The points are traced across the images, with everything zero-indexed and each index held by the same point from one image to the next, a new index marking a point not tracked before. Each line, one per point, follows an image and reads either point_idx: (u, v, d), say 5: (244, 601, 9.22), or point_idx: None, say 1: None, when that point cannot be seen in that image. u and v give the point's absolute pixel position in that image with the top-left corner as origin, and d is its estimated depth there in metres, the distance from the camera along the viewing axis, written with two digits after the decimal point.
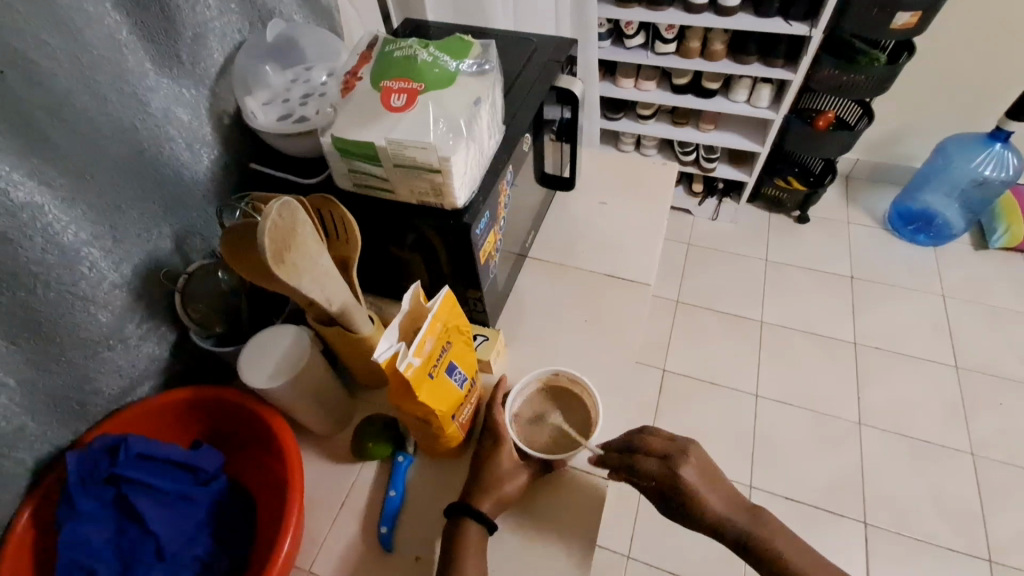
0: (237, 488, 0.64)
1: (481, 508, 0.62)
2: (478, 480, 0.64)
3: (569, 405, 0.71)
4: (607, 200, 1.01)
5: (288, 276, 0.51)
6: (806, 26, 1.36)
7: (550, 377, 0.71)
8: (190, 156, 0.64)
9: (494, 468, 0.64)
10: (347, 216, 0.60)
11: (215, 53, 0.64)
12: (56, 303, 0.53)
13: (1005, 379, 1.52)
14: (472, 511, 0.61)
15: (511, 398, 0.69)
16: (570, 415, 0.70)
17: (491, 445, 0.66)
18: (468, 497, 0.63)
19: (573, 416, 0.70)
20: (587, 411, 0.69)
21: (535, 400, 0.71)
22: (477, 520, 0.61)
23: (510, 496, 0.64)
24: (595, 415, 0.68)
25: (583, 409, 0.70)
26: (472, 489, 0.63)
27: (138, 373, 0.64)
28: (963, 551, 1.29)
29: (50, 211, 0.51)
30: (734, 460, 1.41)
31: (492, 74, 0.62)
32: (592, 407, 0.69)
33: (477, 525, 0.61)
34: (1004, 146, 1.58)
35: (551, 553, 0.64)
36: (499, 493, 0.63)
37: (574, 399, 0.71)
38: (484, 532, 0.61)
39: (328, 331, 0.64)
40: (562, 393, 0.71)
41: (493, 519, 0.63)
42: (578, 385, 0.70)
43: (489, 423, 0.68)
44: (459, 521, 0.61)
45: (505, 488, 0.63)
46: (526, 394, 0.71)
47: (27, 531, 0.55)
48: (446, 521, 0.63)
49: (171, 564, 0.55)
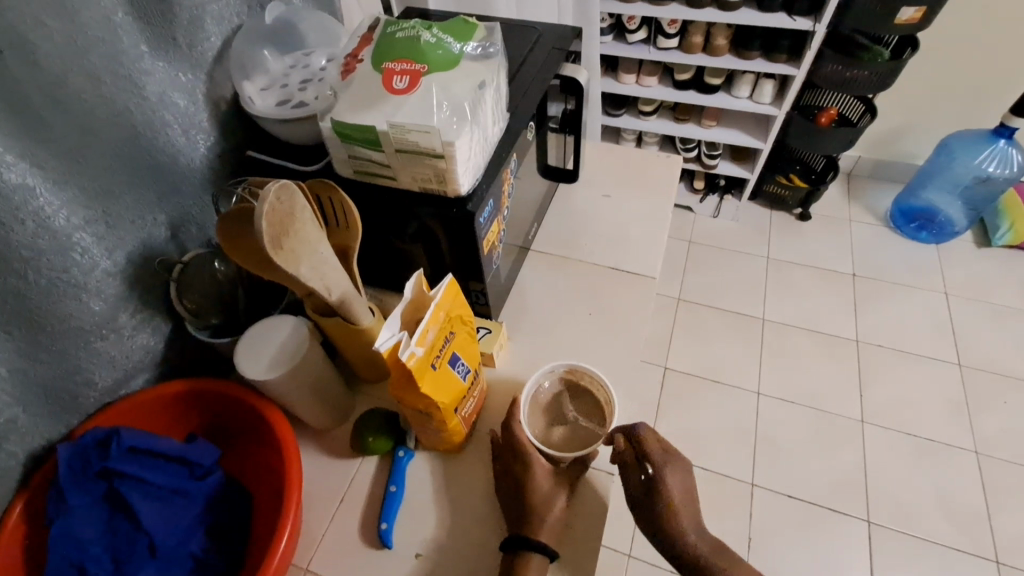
0: (232, 481, 0.62)
1: (540, 540, 0.60)
2: (522, 510, 0.61)
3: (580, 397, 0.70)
4: (611, 193, 1.00)
5: (287, 262, 0.49)
6: (810, 22, 1.34)
7: (549, 380, 0.71)
8: (186, 142, 0.62)
9: (532, 491, 0.62)
10: (346, 201, 0.58)
11: (212, 37, 0.63)
12: (47, 291, 0.52)
13: (1008, 377, 1.51)
14: (531, 544, 0.59)
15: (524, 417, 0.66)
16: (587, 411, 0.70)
17: (521, 468, 0.63)
18: (522, 529, 0.60)
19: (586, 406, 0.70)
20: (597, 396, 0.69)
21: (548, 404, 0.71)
22: (538, 552, 0.59)
23: (557, 517, 0.62)
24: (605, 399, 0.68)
25: (590, 396, 0.70)
26: (522, 520, 0.61)
27: (132, 365, 0.62)
28: (969, 551, 1.27)
29: (40, 194, 0.49)
30: (736, 458, 1.39)
31: (497, 58, 0.60)
32: (601, 390, 0.69)
33: (539, 557, 0.59)
34: (1008, 142, 1.56)
35: (576, 552, 0.63)
36: (548, 520, 0.62)
37: (583, 394, 0.70)
38: (547, 560, 0.60)
39: (328, 322, 0.63)
40: (571, 390, 0.71)
41: (552, 548, 0.61)
42: (580, 375, 0.70)
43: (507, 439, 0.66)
44: (520, 558, 0.59)
45: (550, 511, 0.62)
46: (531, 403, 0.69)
47: (19, 526, 0.53)
48: (503, 557, 0.60)
49: (164, 561, 0.54)
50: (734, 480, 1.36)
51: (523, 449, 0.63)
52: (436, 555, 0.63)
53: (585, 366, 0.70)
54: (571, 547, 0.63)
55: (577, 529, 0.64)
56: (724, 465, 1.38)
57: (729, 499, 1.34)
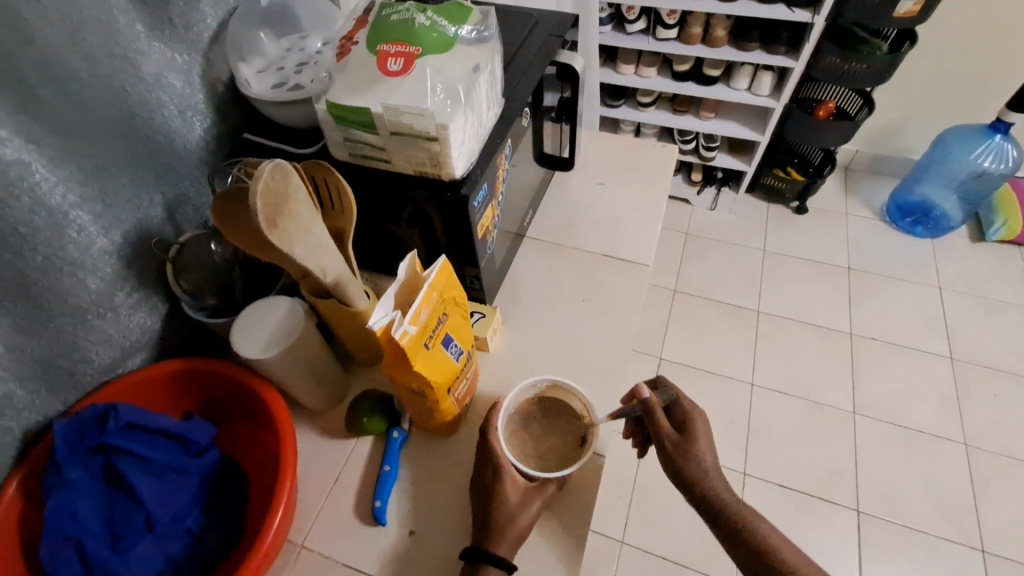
0: (228, 460, 0.63)
1: (499, 552, 0.59)
2: (489, 518, 0.60)
3: (564, 418, 0.68)
4: (606, 181, 1.01)
5: (283, 241, 0.50)
6: (808, 14, 1.33)
7: (530, 392, 0.69)
8: (183, 124, 0.63)
9: (501, 503, 0.61)
10: (341, 183, 0.58)
11: (208, 17, 0.63)
12: (44, 267, 0.52)
13: (997, 370, 1.53)
14: (490, 555, 0.58)
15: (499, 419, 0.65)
16: (567, 427, 0.68)
17: (493, 478, 0.62)
18: (483, 539, 0.60)
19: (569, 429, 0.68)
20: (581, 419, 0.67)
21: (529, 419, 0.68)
22: (497, 565, 0.58)
23: (523, 532, 0.61)
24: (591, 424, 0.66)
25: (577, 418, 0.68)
26: (486, 529, 0.60)
27: (129, 344, 0.63)
28: (956, 540, 1.29)
29: (37, 169, 0.50)
30: (727, 447, 1.41)
31: (491, 42, 0.60)
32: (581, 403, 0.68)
33: (498, 570, 0.58)
34: (1004, 137, 1.57)
35: (558, 543, 0.64)
36: (512, 532, 0.60)
37: (564, 411, 0.68)
38: (506, 574, 0.59)
39: (323, 303, 0.63)
40: (551, 402, 0.69)
41: (510, 560, 0.60)
42: (566, 390, 0.68)
43: (484, 452, 0.64)
44: (477, 568, 0.58)
45: (518, 522, 0.61)
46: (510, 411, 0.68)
47: (16, 500, 0.54)
48: (463, 566, 0.60)
49: (161, 537, 0.54)
50: (727, 470, 1.38)
51: (497, 460, 0.62)
52: (426, 531, 0.64)
53: (571, 386, 0.69)
54: (552, 539, 0.64)
55: (552, 531, 0.64)
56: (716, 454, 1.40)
57: None
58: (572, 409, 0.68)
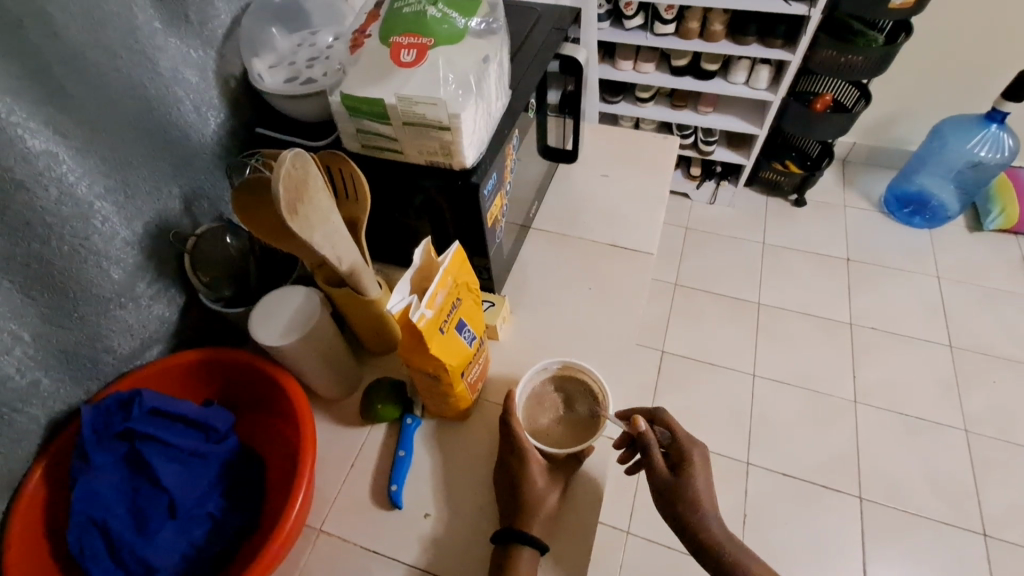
0: (246, 447, 0.64)
1: (530, 532, 0.60)
2: (517, 504, 0.62)
3: (576, 395, 0.71)
4: (609, 172, 1.02)
5: (302, 229, 0.51)
6: (805, 6, 1.34)
7: (541, 377, 0.71)
8: (198, 119, 0.64)
9: (527, 486, 0.62)
10: (356, 171, 0.60)
11: (222, 14, 0.64)
12: (70, 256, 0.54)
13: (996, 357, 1.55)
14: (522, 536, 0.60)
15: (518, 395, 0.68)
16: (581, 409, 0.70)
17: (518, 463, 0.64)
18: (514, 522, 0.61)
19: (582, 406, 0.70)
20: (594, 396, 0.70)
21: (542, 402, 0.70)
22: (529, 545, 0.59)
23: (549, 514, 0.63)
24: (602, 401, 0.69)
25: (588, 395, 0.70)
26: (515, 513, 0.62)
27: (148, 335, 0.65)
28: (958, 525, 1.31)
29: (64, 161, 0.51)
30: (730, 438, 1.42)
31: (499, 34, 0.63)
32: (595, 381, 0.70)
33: (530, 550, 0.59)
34: (999, 127, 1.59)
35: (574, 534, 0.64)
36: (543, 515, 0.62)
37: (575, 390, 0.71)
38: (538, 554, 0.60)
39: (338, 292, 0.65)
40: (563, 386, 0.71)
41: (543, 541, 0.61)
42: (573, 370, 0.71)
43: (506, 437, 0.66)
44: (510, 550, 0.59)
45: (545, 505, 0.63)
46: (527, 393, 0.71)
47: (43, 486, 0.55)
48: (496, 550, 0.61)
49: (183, 521, 0.56)
50: (730, 459, 1.39)
51: (519, 445, 0.64)
52: (442, 514, 0.65)
53: (579, 364, 0.71)
54: (571, 529, 0.64)
55: (572, 521, 0.65)
56: (719, 445, 1.42)
57: (725, 478, 1.37)
58: (582, 386, 0.71)
